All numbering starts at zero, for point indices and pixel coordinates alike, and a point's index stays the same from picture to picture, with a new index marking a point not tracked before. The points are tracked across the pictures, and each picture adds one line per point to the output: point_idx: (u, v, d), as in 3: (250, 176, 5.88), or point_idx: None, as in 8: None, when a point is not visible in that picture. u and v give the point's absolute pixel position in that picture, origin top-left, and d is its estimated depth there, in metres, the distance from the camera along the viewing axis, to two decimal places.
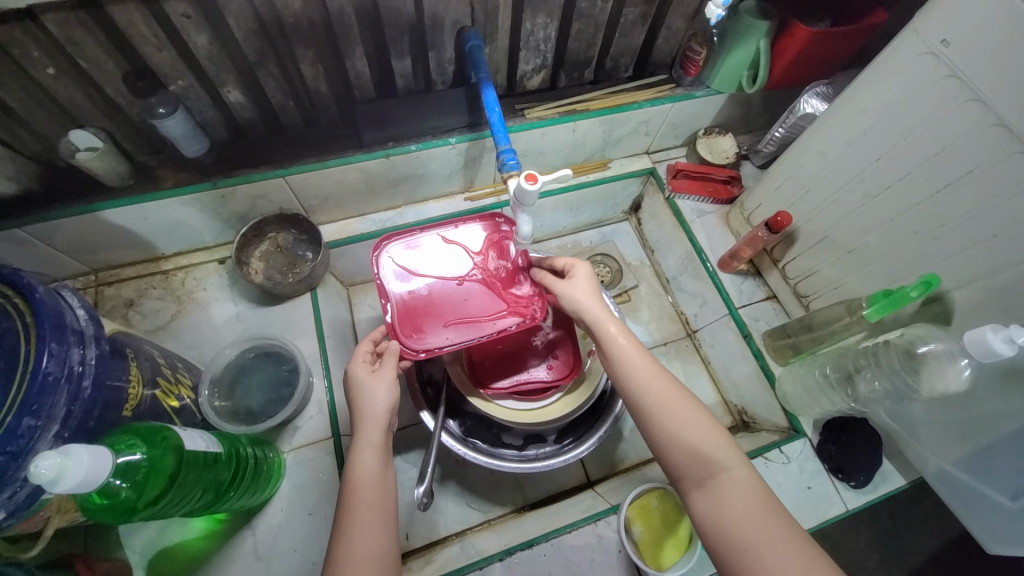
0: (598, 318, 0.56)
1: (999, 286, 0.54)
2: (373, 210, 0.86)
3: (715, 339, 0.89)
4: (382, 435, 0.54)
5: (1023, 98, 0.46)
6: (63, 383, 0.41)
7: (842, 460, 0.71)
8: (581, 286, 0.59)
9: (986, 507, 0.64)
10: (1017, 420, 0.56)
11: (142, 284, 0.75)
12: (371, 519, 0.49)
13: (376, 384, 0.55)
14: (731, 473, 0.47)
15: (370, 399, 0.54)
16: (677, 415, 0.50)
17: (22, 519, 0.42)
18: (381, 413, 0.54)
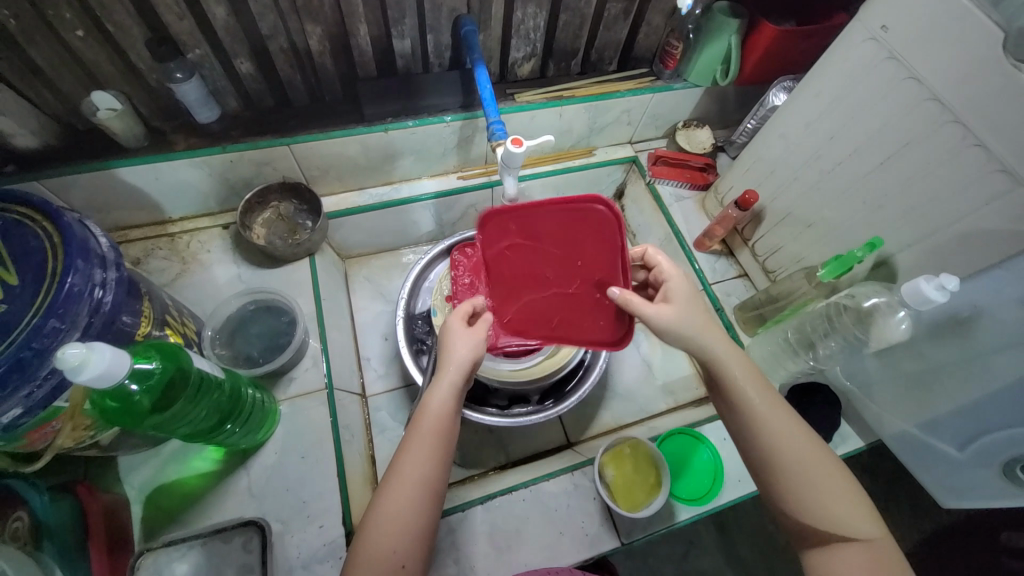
0: (726, 359, 0.53)
1: (936, 247, 0.60)
2: (370, 185, 0.91)
3: None
4: (461, 384, 0.55)
5: (950, 75, 0.53)
6: (86, 296, 0.45)
7: (805, 420, 0.76)
8: (702, 319, 0.54)
9: (935, 460, 0.69)
10: (955, 370, 0.62)
11: (148, 245, 0.79)
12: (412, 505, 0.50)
13: (465, 338, 0.57)
14: (866, 538, 0.46)
15: (456, 349, 0.56)
16: (808, 468, 0.48)
17: (27, 429, 0.45)
18: (461, 366, 0.55)
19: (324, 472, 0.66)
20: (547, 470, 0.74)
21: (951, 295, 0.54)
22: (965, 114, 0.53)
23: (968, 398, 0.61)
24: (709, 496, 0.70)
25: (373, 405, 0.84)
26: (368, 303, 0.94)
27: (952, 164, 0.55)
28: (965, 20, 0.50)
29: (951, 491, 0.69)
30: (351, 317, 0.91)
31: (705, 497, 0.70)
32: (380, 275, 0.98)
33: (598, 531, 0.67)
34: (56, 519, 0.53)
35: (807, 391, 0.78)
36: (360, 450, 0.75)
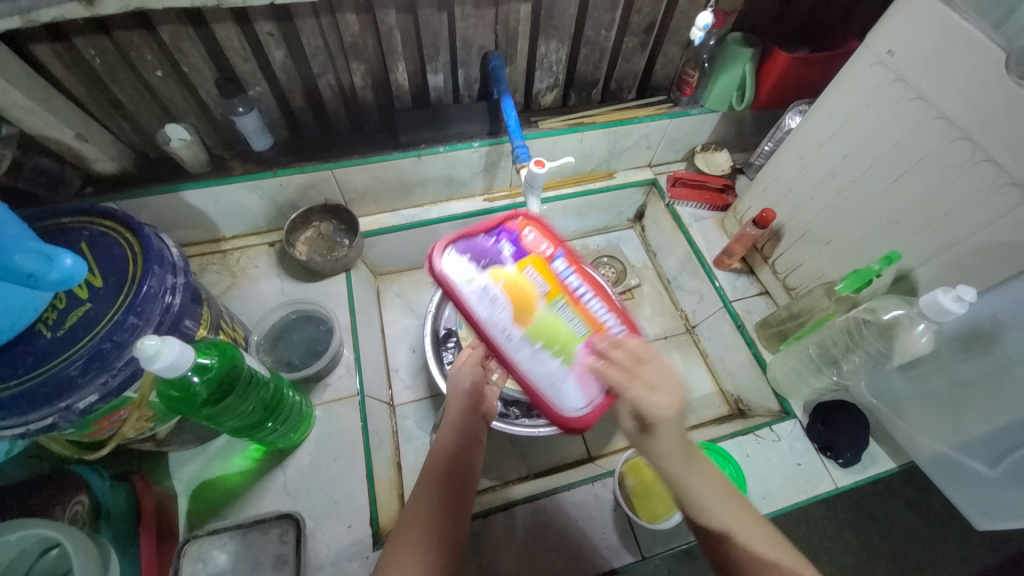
0: (694, 469, 0.47)
1: (955, 260, 0.60)
2: (402, 207, 0.97)
3: (712, 332, 0.95)
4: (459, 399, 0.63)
5: (956, 95, 0.55)
6: (160, 297, 0.51)
7: (830, 437, 0.75)
8: (682, 435, 0.47)
9: (969, 480, 0.67)
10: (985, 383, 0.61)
11: (204, 260, 0.87)
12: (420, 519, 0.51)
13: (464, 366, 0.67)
14: None
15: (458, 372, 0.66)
16: (750, 532, 0.45)
17: (97, 416, 0.49)
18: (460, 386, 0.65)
19: (355, 473, 0.70)
20: (569, 481, 0.75)
21: (970, 306, 0.54)
22: (973, 131, 0.54)
23: (1000, 413, 0.61)
24: None
25: (401, 414, 0.88)
26: (398, 317, 0.99)
27: (964, 178, 0.57)
28: (965, 44, 0.53)
29: (987, 512, 0.67)
30: (382, 330, 0.96)
31: None
32: (410, 290, 1.03)
33: (618, 542, 0.68)
34: (112, 502, 0.57)
35: (831, 409, 0.77)
36: (387, 456, 0.78)
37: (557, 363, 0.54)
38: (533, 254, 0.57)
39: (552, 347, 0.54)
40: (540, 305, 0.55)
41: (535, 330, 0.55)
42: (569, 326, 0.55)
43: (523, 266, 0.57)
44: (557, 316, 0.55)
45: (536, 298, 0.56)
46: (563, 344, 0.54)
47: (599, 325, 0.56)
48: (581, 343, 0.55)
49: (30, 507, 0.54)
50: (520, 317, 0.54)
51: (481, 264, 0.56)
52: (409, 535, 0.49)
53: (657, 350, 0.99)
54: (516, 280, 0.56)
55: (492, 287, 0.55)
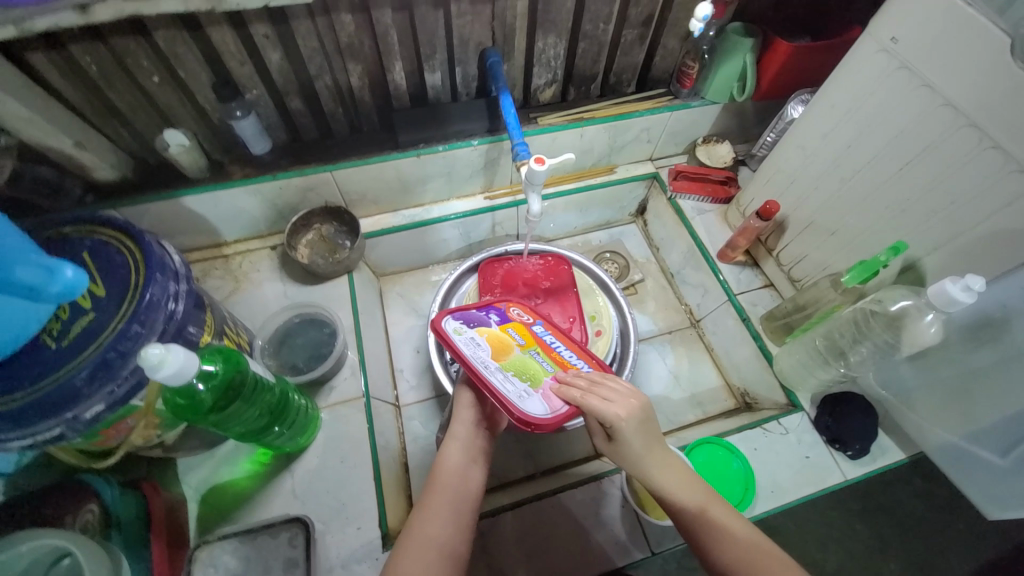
0: (654, 466, 0.53)
1: (963, 248, 0.59)
2: (403, 207, 0.97)
3: (717, 326, 0.95)
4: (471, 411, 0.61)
5: (961, 81, 0.54)
6: (162, 305, 0.51)
7: (838, 430, 0.74)
8: (646, 435, 0.52)
9: (979, 470, 0.67)
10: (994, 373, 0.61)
11: (206, 266, 0.87)
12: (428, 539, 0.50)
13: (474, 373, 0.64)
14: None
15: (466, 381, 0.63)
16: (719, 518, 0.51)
17: (106, 425, 0.50)
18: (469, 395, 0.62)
19: (362, 475, 0.70)
20: (575, 478, 0.75)
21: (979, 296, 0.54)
22: (980, 117, 0.53)
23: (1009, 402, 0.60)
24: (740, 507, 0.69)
25: (406, 415, 0.88)
26: (401, 318, 0.99)
27: (970, 166, 0.56)
28: (970, 28, 0.52)
29: (996, 501, 0.66)
30: (385, 331, 0.96)
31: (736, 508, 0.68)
32: (412, 291, 1.03)
33: (627, 539, 0.67)
34: (122, 511, 0.57)
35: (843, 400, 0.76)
36: (393, 457, 0.78)
37: (526, 387, 0.53)
38: (516, 321, 0.62)
39: (521, 376, 0.54)
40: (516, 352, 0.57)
41: (510, 366, 0.55)
42: (540, 365, 0.56)
43: (506, 327, 0.60)
44: (531, 358, 0.56)
45: (514, 346, 0.57)
46: (534, 375, 0.54)
47: (567, 366, 0.57)
48: (549, 376, 0.54)
49: (40, 516, 0.52)
50: (497, 357, 0.55)
51: (470, 324, 0.58)
52: (415, 547, 0.49)
53: (662, 345, 0.98)
54: (499, 336, 0.58)
55: (476, 336, 0.57)
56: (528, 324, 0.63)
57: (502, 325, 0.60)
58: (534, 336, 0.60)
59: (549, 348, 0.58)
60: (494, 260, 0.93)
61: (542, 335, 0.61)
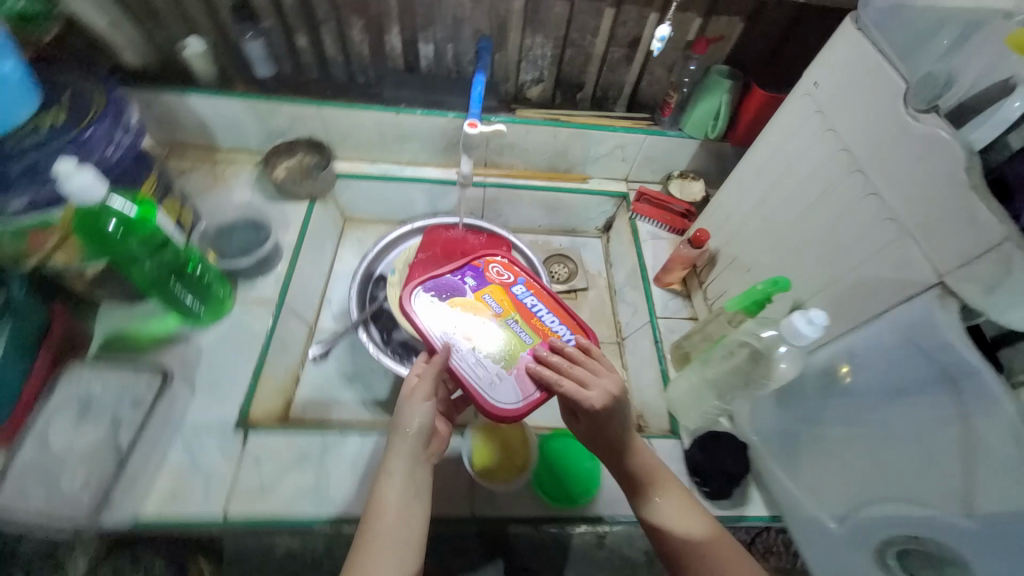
0: (627, 452, 0.59)
1: (838, 296, 0.59)
2: (380, 160, 1.05)
3: (635, 346, 0.95)
4: (411, 444, 0.56)
5: (856, 128, 0.55)
6: (104, 141, 0.63)
7: (702, 461, 0.73)
8: (620, 425, 0.58)
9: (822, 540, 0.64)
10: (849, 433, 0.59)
11: (195, 163, 0.99)
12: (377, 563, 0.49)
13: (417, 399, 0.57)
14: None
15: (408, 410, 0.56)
16: (683, 511, 0.57)
17: (25, 232, 0.59)
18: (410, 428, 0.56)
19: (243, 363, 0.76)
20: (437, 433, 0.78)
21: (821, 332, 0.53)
22: (865, 164, 0.54)
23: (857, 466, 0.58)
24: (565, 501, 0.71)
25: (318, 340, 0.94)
26: (350, 259, 1.06)
27: (851, 214, 0.57)
28: (868, 79, 0.54)
29: None
30: (330, 264, 1.03)
31: (561, 500, 0.71)
32: (370, 240, 1.11)
33: (453, 493, 0.70)
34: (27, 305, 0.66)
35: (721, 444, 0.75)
36: (285, 366, 0.84)
37: (499, 368, 0.59)
38: (494, 284, 0.66)
39: (496, 355, 0.60)
40: (492, 323, 0.62)
41: (485, 345, 0.60)
42: (515, 337, 0.61)
43: (482, 294, 0.65)
44: (508, 329, 0.62)
45: (490, 316, 0.63)
46: (510, 352, 0.60)
47: (545, 336, 0.63)
48: (526, 350, 0.61)
49: None
50: (469, 336, 0.60)
51: (443, 296, 0.63)
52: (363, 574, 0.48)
53: None
54: (473, 304, 0.63)
55: (448, 309, 0.62)
56: (507, 284, 0.67)
57: (476, 293, 0.64)
58: (514, 304, 0.65)
59: (525, 317, 0.63)
60: (443, 225, 0.99)
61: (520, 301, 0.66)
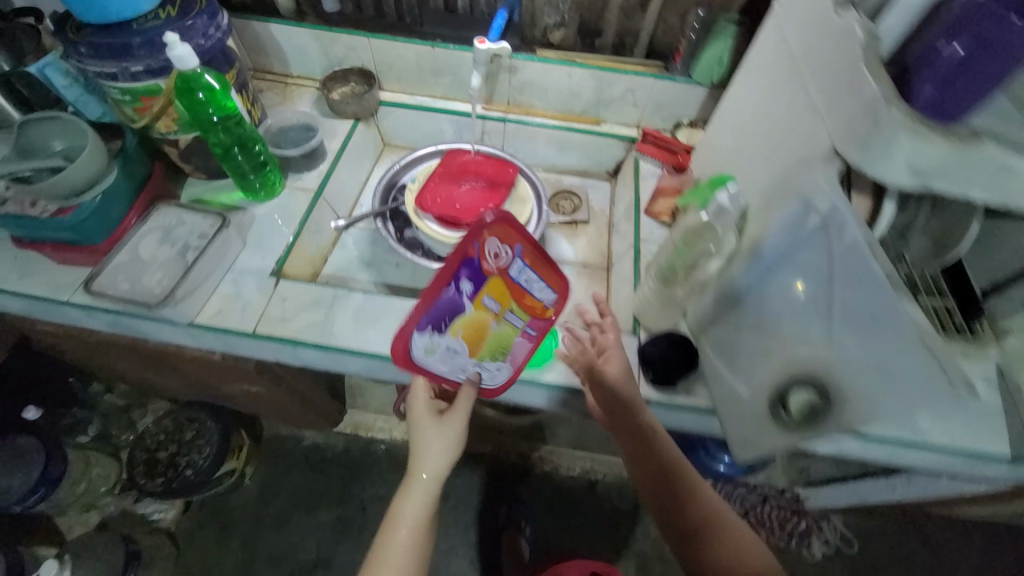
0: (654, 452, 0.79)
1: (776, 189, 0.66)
2: (418, 93, 1.21)
3: (620, 268, 1.03)
4: (435, 482, 0.78)
5: (801, 34, 0.62)
6: (198, 31, 0.83)
7: (650, 351, 0.82)
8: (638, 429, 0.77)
9: (737, 410, 0.74)
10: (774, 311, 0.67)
11: (269, 83, 1.20)
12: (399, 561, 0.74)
13: (439, 434, 0.80)
14: (742, 530, 0.80)
15: (432, 448, 0.79)
16: (696, 493, 0.81)
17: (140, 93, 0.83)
18: (435, 465, 0.79)
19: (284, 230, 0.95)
20: None
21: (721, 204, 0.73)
22: (803, 65, 0.61)
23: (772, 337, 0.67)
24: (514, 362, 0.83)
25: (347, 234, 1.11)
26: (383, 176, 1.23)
27: (793, 112, 0.64)
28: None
29: (744, 444, 0.73)
30: (366, 177, 1.20)
31: None
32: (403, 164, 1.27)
33: None
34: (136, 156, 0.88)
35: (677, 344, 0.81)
36: (318, 244, 1.02)
37: (501, 363, 0.77)
38: (492, 279, 0.67)
39: (498, 352, 0.75)
40: (496, 323, 0.71)
41: (487, 350, 0.74)
42: (511, 332, 0.74)
43: (481, 299, 0.68)
44: (507, 327, 0.72)
45: (491, 321, 0.71)
46: (506, 347, 0.75)
47: (536, 316, 0.74)
48: (521, 335, 0.75)
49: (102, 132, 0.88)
50: (475, 349, 0.73)
51: (446, 320, 0.68)
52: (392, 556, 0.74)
53: (568, 270, 1.09)
54: (477, 316, 0.69)
55: (454, 331, 0.70)
56: (502, 270, 0.67)
57: (476, 301, 0.68)
58: (507, 293, 0.70)
59: (519, 309, 0.72)
60: (463, 148, 1.13)
61: (512, 281, 0.69)
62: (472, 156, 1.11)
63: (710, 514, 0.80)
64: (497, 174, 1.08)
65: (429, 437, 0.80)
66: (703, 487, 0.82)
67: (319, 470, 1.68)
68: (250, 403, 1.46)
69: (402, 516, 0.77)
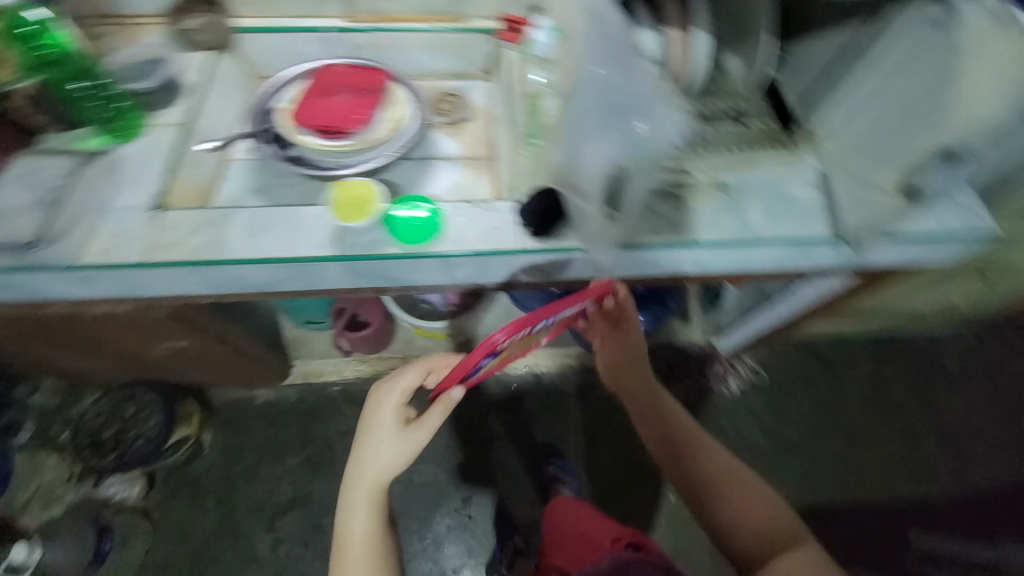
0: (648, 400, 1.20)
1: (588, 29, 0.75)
2: (276, 16, 1.18)
3: (501, 150, 1.10)
4: (381, 504, 0.96)
5: None
6: None
7: (529, 210, 0.89)
8: (641, 385, 1.21)
9: (590, 229, 0.86)
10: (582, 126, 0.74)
11: (110, 27, 1.13)
12: (369, 541, 0.95)
13: (409, 439, 0.95)
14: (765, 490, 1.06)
15: (398, 451, 0.94)
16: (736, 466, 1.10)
17: None
18: (398, 464, 0.95)
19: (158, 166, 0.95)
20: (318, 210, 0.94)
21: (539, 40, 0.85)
22: None
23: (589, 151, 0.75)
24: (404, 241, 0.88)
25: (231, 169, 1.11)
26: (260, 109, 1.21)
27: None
28: None
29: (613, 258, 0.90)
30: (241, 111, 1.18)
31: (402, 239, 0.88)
32: None
33: (325, 243, 0.87)
34: None
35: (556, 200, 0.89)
36: (200, 179, 1.02)
37: (499, 362, 1.00)
38: (525, 331, 0.89)
39: (496, 359, 0.95)
40: (516, 345, 0.94)
41: (492, 363, 0.95)
42: (519, 343, 0.95)
43: (511, 341, 0.89)
44: (517, 345, 0.94)
45: (511, 347, 0.93)
46: (502, 354, 0.95)
47: (541, 324, 0.91)
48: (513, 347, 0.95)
49: None
50: (486, 368, 0.96)
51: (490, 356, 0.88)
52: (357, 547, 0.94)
53: (458, 164, 1.14)
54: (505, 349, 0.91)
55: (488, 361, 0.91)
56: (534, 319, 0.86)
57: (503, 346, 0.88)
58: (536, 323, 0.88)
59: (533, 332, 0.92)
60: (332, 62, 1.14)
61: (540, 319, 0.88)
62: (342, 69, 1.12)
63: (715, 465, 1.10)
64: (369, 81, 1.11)
65: (379, 450, 0.95)
66: (720, 463, 1.12)
67: (279, 424, 1.72)
68: (188, 369, 1.46)
69: (361, 525, 0.95)
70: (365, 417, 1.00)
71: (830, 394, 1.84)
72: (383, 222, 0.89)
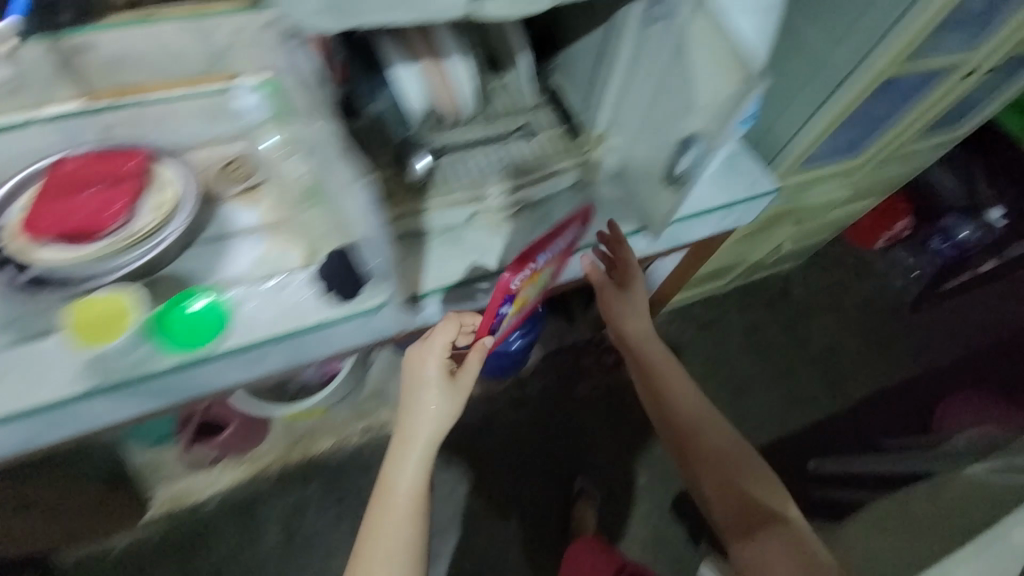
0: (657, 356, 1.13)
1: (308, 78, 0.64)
2: None
3: (298, 215, 0.93)
4: (409, 492, 0.83)
5: None
6: None
7: (322, 278, 0.79)
8: (644, 340, 1.15)
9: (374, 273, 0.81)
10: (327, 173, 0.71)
11: None
12: (394, 529, 0.80)
13: (440, 398, 0.84)
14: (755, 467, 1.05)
15: (432, 410, 0.83)
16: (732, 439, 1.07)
17: None
18: (430, 432, 0.83)
19: None
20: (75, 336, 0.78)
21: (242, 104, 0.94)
22: None
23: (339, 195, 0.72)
24: (178, 349, 0.75)
25: None
26: None
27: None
28: None
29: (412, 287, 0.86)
30: None
31: (176, 347, 0.75)
32: None
33: (82, 380, 0.73)
34: None
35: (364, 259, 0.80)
36: None
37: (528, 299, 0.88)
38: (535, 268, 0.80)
39: (535, 291, 0.87)
40: (536, 280, 0.84)
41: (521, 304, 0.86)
42: (541, 275, 0.85)
43: (533, 272, 0.80)
44: (540, 278, 0.85)
45: (537, 278, 0.84)
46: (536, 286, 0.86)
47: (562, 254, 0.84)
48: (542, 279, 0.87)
49: None
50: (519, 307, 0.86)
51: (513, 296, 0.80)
52: (384, 544, 0.80)
53: (257, 239, 0.95)
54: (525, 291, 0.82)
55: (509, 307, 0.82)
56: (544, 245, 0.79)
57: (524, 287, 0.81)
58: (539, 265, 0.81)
59: (543, 264, 0.81)
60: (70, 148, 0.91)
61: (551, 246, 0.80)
62: (80, 154, 0.89)
63: (716, 434, 1.06)
64: (118, 164, 0.90)
65: (429, 394, 0.84)
66: (728, 436, 1.06)
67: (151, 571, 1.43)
68: None
69: (396, 481, 0.83)
70: (408, 380, 0.86)
71: (725, 347, 1.94)
72: (151, 332, 0.75)
